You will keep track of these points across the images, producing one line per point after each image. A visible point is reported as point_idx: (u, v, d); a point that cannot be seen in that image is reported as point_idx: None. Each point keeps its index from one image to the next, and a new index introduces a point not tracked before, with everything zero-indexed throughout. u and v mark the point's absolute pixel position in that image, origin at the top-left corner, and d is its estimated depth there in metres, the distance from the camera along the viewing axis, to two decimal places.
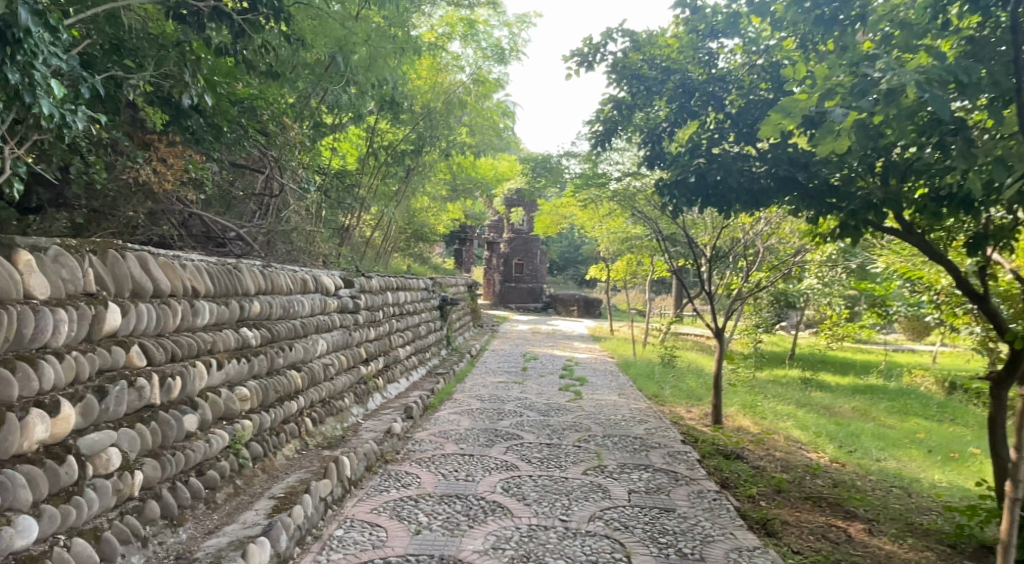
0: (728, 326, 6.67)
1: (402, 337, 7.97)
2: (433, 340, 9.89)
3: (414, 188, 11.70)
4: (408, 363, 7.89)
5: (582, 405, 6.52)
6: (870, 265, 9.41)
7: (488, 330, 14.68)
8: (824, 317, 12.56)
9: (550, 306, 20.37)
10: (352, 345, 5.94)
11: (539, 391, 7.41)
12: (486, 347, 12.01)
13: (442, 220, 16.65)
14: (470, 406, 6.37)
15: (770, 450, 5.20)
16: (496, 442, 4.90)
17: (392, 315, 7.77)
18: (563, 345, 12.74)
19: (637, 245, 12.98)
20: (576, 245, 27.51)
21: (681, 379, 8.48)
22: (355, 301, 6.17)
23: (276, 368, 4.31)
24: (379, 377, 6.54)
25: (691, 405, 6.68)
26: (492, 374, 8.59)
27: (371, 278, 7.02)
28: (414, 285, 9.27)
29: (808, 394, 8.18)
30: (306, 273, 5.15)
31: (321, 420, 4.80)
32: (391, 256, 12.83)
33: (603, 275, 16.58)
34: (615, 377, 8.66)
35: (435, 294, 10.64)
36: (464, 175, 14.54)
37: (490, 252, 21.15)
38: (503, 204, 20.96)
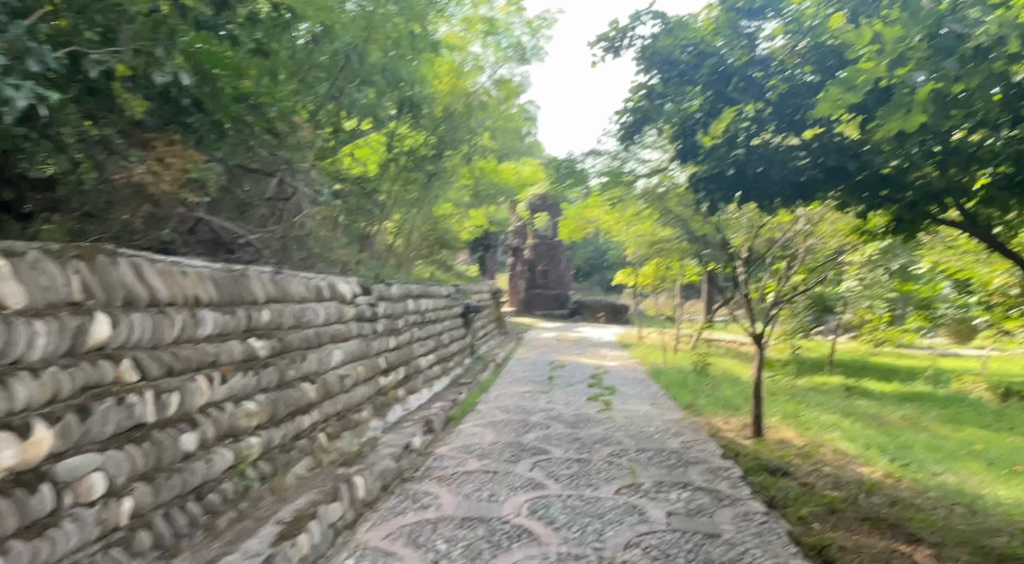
0: (766, 331, 6.32)
1: (424, 346, 7.70)
2: (457, 349, 9.62)
3: (436, 193, 11.45)
4: (430, 374, 7.61)
5: (613, 416, 6.20)
6: (913, 265, 8.99)
7: (514, 338, 14.39)
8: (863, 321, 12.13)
9: (576, 313, 20.05)
10: (370, 356, 5.67)
11: (567, 401, 7.11)
12: (511, 356, 11.71)
13: (465, 226, 16.40)
14: (495, 418, 6.08)
15: (819, 465, 4.90)
16: (522, 458, 4.61)
17: (413, 323, 7.50)
18: (590, 353, 12.42)
19: (666, 249, 12.61)
20: (602, 250, 27.14)
21: (715, 387, 8.13)
22: (373, 309, 5.91)
23: (287, 381, 4.05)
24: (399, 389, 6.27)
25: (729, 416, 6.37)
26: (518, 384, 8.30)
27: (392, 285, 6.77)
28: (437, 293, 9.01)
29: (853, 404, 7.85)
30: (321, 280, 4.90)
31: (337, 435, 4.53)
32: (413, 263, 12.59)
33: (631, 280, 16.21)
34: (646, 386, 8.32)
35: (458, 301, 10.38)
36: (487, 179, 14.27)
37: (515, 259, 20.88)
38: (527, 209, 20.68)
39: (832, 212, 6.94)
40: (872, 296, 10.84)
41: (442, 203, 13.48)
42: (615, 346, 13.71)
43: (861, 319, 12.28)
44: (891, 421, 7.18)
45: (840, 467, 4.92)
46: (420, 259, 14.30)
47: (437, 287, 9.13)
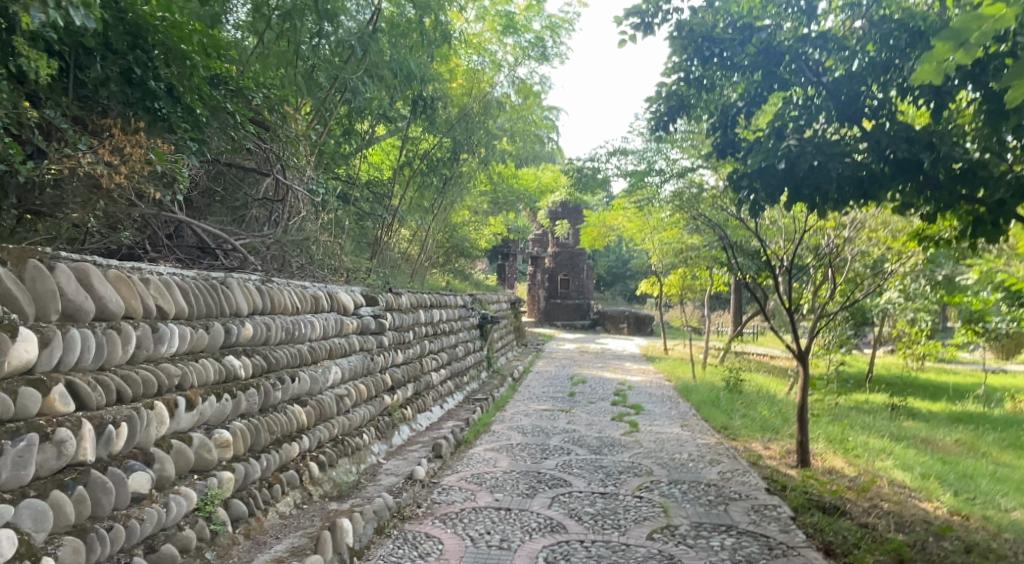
0: (808, 348, 5.78)
1: (436, 361, 7.20)
2: (473, 363, 9.14)
3: (453, 200, 10.99)
4: (442, 391, 7.12)
5: (641, 441, 5.69)
6: (962, 276, 8.42)
7: (533, 350, 13.88)
8: (904, 334, 11.60)
9: (597, 323, 19.49)
10: (374, 372, 5.18)
11: (590, 422, 6.59)
12: (530, 369, 11.22)
13: (483, 234, 15.90)
14: (511, 441, 5.58)
15: (877, 502, 4.49)
16: (539, 492, 4.12)
17: (424, 336, 7.01)
18: (613, 366, 11.87)
19: (693, 257, 12.05)
20: (624, 259, 26.56)
21: (749, 407, 7.59)
22: (379, 321, 5.42)
23: (273, 404, 3.56)
24: (407, 407, 5.78)
25: (768, 441, 5.94)
26: (536, 401, 7.79)
27: (401, 295, 6.29)
28: (451, 303, 8.53)
29: (901, 427, 7.42)
30: (317, 289, 4.42)
31: (332, 463, 4.04)
32: (428, 272, 12.11)
33: (656, 291, 15.71)
34: (674, 404, 7.78)
35: (474, 312, 9.90)
36: (506, 185, 13.77)
37: (535, 267, 20.36)
38: (547, 217, 20.16)
39: (881, 219, 6.40)
40: (913, 309, 10.23)
41: (459, 209, 13.00)
42: (639, 359, 13.16)
43: (900, 333, 11.67)
44: (948, 447, 6.69)
45: (901, 504, 4.56)
46: (436, 268, 13.82)
47: (452, 297, 8.65)
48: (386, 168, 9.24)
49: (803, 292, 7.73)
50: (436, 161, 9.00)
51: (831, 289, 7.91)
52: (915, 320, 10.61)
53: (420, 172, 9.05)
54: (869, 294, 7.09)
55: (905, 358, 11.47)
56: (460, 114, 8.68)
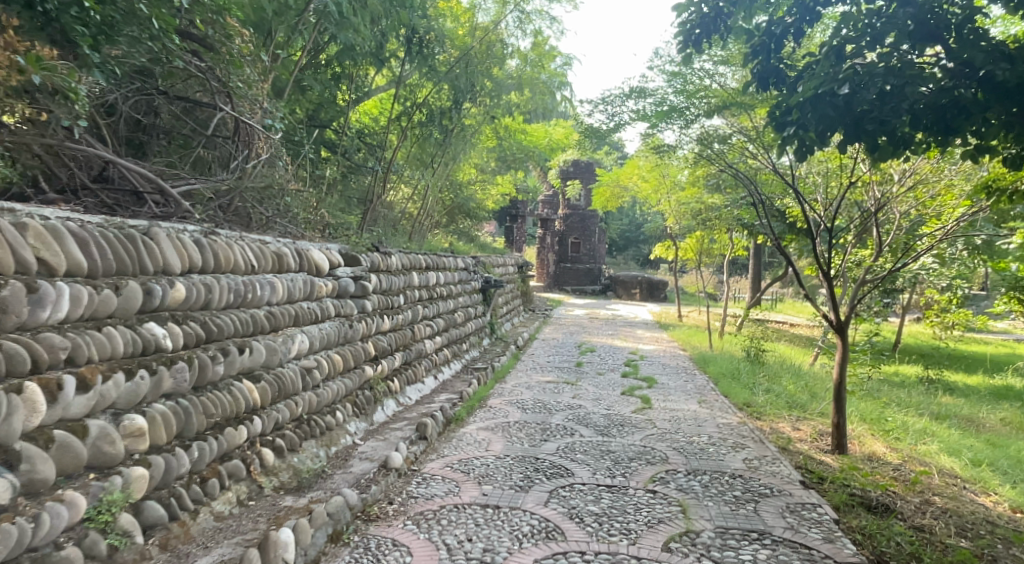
0: (846, 318, 5.13)
1: (431, 328, 6.57)
2: (474, 331, 8.53)
3: (456, 155, 10.30)
4: (437, 361, 6.50)
5: (655, 420, 5.10)
6: (1006, 240, 7.74)
7: (541, 316, 13.25)
8: (932, 302, 10.99)
9: (609, 288, 18.83)
10: (354, 340, 4.55)
11: (598, 397, 5.97)
12: (536, 336, 10.64)
13: (490, 194, 15.20)
14: (508, 419, 4.97)
15: (929, 497, 3.97)
16: (535, 483, 3.52)
17: (417, 301, 6.37)
18: (624, 334, 11.23)
19: (711, 219, 11.35)
20: (638, 223, 25.84)
21: (774, 381, 6.96)
22: (361, 283, 4.78)
23: (215, 380, 2.93)
24: (395, 380, 5.17)
25: (797, 421, 5.47)
26: (540, 371, 7.20)
27: (389, 254, 5.63)
28: (450, 265, 7.90)
29: (941, 406, 6.95)
30: (281, 244, 3.78)
31: (294, 448, 3.43)
32: (429, 232, 11.46)
33: (670, 255, 15.04)
34: (690, 378, 7.16)
35: (476, 275, 9.26)
36: (513, 140, 13.03)
37: (544, 230, 19.65)
38: (558, 177, 19.39)
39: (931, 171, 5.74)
40: (948, 276, 9.54)
41: (463, 165, 12.30)
42: (653, 326, 12.52)
43: (930, 301, 11.00)
44: (995, 428, 6.38)
45: (957, 499, 4.02)
46: (438, 228, 13.14)
47: (451, 258, 8.01)
48: (381, 117, 8.54)
49: (835, 256, 7.05)
50: (435, 110, 8.30)
51: (865, 253, 7.23)
52: (948, 288, 9.95)
53: (418, 123, 8.36)
54: (910, 258, 6.40)
55: (934, 327, 10.84)
56: (460, 58, 7.96)
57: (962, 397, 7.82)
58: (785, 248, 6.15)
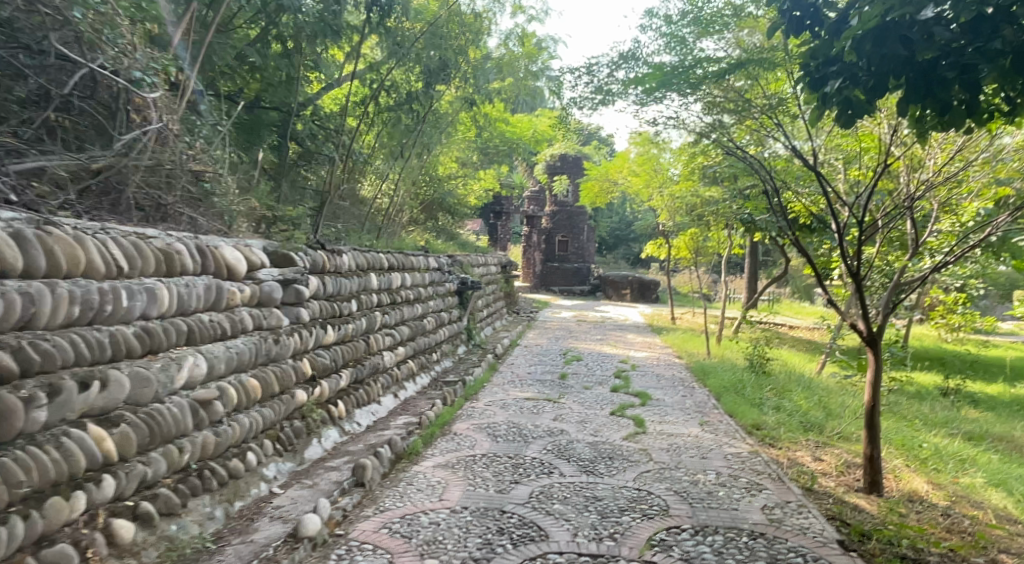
0: (882, 327, 4.29)
1: (391, 338, 5.73)
2: (447, 339, 7.69)
3: (428, 146, 9.47)
4: (398, 377, 5.66)
5: (651, 452, 4.28)
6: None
7: (525, 319, 12.41)
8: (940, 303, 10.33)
9: (598, 289, 18.02)
10: (281, 359, 3.68)
11: (583, 418, 5.16)
12: (517, 342, 9.81)
13: (472, 189, 14.37)
14: (474, 452, 4.13)
15: (993, 555, 3.19)
16: (497, 555, 2.74)
17: (375, 308, 5.53)
18: (614, 338, 10.41)
19: (705, 214, 10.61)
20: (627, 221, 25.09)
21: (784, 396, 6.14)
22: (296, 289, 3.91)
23: (30, 430, 2.12)
24: (341, 404, 4.32)
25: (817, 449, 4.66)
26: (520, 385, 6.38)
27: (339, 253, 4.80)
28: (419, 266, 7.07)
29: (967, 423, 6.19)
30: (173, 238, 2.82)
31: (173, 513, 2.57)
32: (402, 229, 10.63)
33: (661, 254, 14.28)
34: (688, 393, 6.33)
35: (450, 276, 8.42)
36: (492, 129, 12.24)
37: (530, 227, 18.76)
38: (545, 171, 18.66)
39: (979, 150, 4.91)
40: (961, 276, 8.81)
41: (439, 156, 11.47)
42: (644, 330, 11.71)
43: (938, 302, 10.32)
44: None
45: None
46: (414, 224, 12.27)
47: (421, 257, 7.19)
48: (343, 101, 7.73)
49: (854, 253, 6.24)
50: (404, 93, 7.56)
51: (880, 253, 6.46)
52: (957, 288, 9.25)
53: (386, 107, 7.60)
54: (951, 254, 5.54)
55: (938, 329, 10.15)
56: (429, 30, 7.23)
57: (986, 411, 7.05)
58: (800, 243, 5.32)
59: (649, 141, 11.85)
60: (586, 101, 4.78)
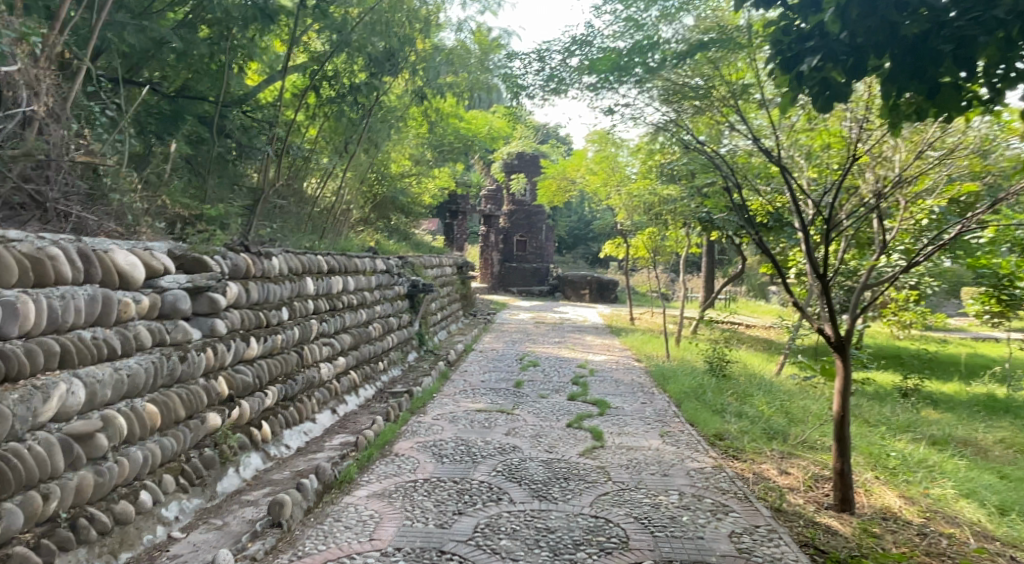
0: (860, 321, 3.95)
1: (328, 350, 5.35)
2: (394, 347, 7.30)
3: (374, 142, 9.07)
4: (334, 391, 5.29)
5: (608, 469, 3.96)
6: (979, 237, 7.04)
7: (481, 321, 12.04)
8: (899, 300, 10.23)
9: (557, 289, 17.71)
10: (188, 380, 3.41)
11: (536, 431, 4.81)
12: (472, 346, 9.43)
13: (426, 187, 13.96)
14: (414, 477, 3.78)
15: None
16: None
17: (307, 317, 5.16)
18: (571, 341, 10.10)
19: (662, 211, 10.39)
20: (586, 221, 24.90)
21: (747, 402, 5.86)
22: (215, 300, 3.72)
23: None
24: (262, 425, 3.98)
25: (783, 458, 4.38)
26: (470, 394, 6.03)
27: (256, 257, 4.44)
28: (362, 270, 6.68)
29: (933, 425, 5.99)
30: (44, 248, 2.60)
31: None
32: (350, 230, 10.18)
33: (618, 253, 14.07)
34: (647, 400, 6.02)
35: (399, 280, 8.03)
36: (444, 123, 11.86)
37: (488, 227, 18.37)
38: (502, 170, 18.36)
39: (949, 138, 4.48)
40: (920, 272, 8.69)
41: (388, 151, 11.06)
42: (603, 332, 11.42)
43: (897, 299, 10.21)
44: (999, 452, 5.43)
45: None
46: (364, 224, 11.83)
47: (365, 260, 6.79)
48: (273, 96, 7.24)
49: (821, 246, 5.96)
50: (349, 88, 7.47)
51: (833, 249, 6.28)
52: (909, 284, 9.18)
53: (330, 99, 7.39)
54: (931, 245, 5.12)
55: (891, 326, 10.08)
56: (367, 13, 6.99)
57: (950, 411, 6.89)
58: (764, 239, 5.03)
59: (607, 137, 11.58)
60: (536, 92, 4.46)
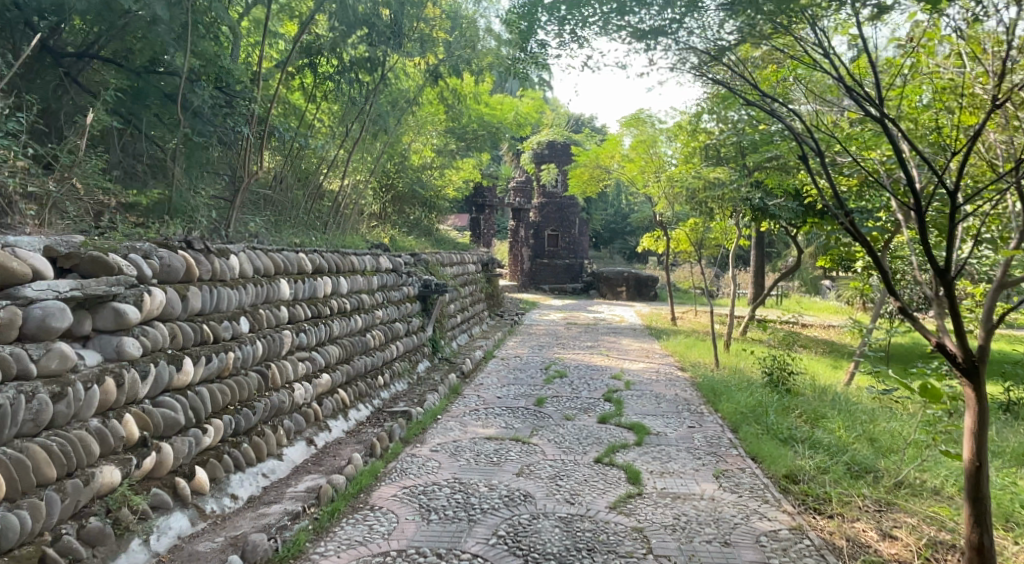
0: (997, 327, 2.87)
1: (308, 366, 4.42)
2: (400, 357, 6.37)
3: (383, 126, 8.15)
4: (315, 416, 4.36)
5: (648, 535, 3.03)
6: None
7: (508, 323, 11.10)
8: None
9: (591, 287, 16.70)
10: (67, 424, 2.51)
11: (556, 470, 3.84)
12: (495, 352, 8.50)
13: (450, 180, 13.07)
14: (387, 548, 2.90)
15: None
16: None
17: (279, 327, 4.24)
18: (606, 346, 9.09)
19: (705, 199, 9.34)
20: (623, 214, 23.82)
21: (818, 431, 4.82)
22: (122, 314, 2.82)
23: None
24: (195, 473, 3.06)
25: (878, 514, 3.38)
26: (483, 416, 5.11)
27: (199, 255, 3.53)
28: (358, 270, 5.77)
29: None
30: None
31: None
32: (361, 227, 9.32)
33: (657, 248, 12.99)
34: (695, 424, 5.01)
35: (408, 279, 7.11)
36: (463, 105, 10.95)
37: (518, 222, 17.40)
38: (531, 161, 17.41)
39: None
40: None
41: (402, 138, 10.13)
42: (641, 334, 10.39)
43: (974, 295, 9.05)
44: None
45: None
46: (380, 220, 10.97)
47: (361, 258, 5.87)
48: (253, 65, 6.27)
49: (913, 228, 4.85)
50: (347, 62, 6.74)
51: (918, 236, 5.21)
52: None
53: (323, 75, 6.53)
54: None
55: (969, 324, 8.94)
56: None
57: None
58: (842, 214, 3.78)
59: (640, 116, 11.53)
60: (552, 32, 3.43)
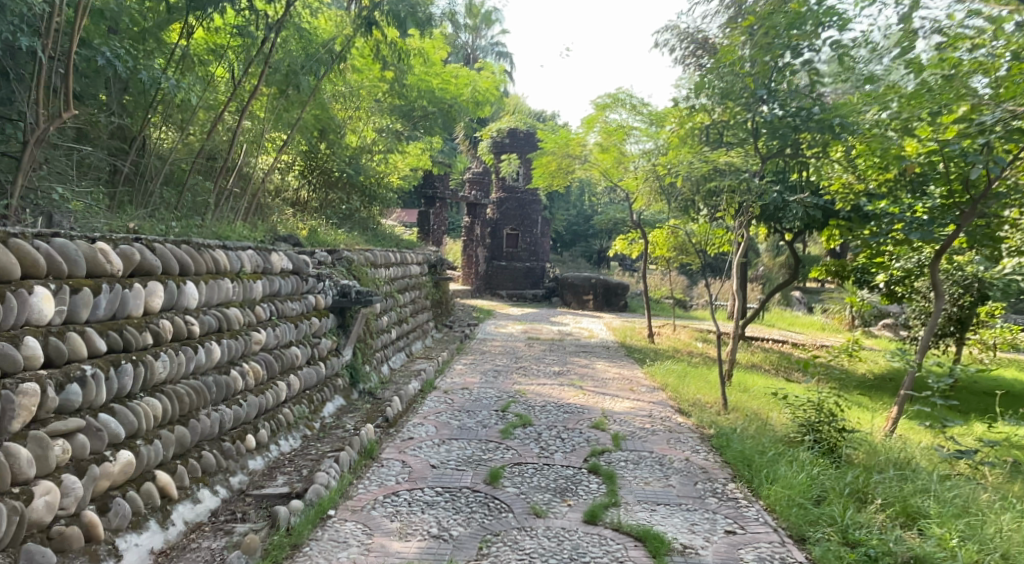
0: None
1: (80, 446, 2.54)
2: (296, 397, 4.42)
3: (293, 83, 6.21)
4: (87, 536, 2.52)
5: None
6: None
7: (457, 336, 9.23)
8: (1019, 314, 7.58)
9: (554, 293, 14.93)
10: None
11: None
12: (439, 379, 6.63)
13: (394, 165, 11.15)
14: None
15: None
16: None
17: (15, 380, 2.38)
18: (578, 372, 7.28)
19: (701, 192, 7.63)
20: (587, 215, 22.13)
21: (928, 549, 3.09)
22: None
23: None
24: None
25: None
26: (407, 511, 3.25)
27: None
28: (228, 271, 3.79)
29: None
30: None
31: None
32: (272, 215, 7.35)
33: (631, 251, 11.23)
34: (734, 528, 3.30)
35: (317, 285, 5.16)
36: (409, 67, 9.03)
37: (472, 218, 15.53)
38: (490, 151, 15.58)
39: None
40: None
41: (330, 106, 8.18)
42: (617, 354, 8.63)
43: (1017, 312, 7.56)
44: None
45: None
46: (304, 210, 9.02)
47: (234, 254, 3.88)
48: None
49: None
50: None
51: None
52: None
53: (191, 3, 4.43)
54: None
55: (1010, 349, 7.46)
56: None
57: None
58: None
59: (617, 97, 9.85)
60: None
